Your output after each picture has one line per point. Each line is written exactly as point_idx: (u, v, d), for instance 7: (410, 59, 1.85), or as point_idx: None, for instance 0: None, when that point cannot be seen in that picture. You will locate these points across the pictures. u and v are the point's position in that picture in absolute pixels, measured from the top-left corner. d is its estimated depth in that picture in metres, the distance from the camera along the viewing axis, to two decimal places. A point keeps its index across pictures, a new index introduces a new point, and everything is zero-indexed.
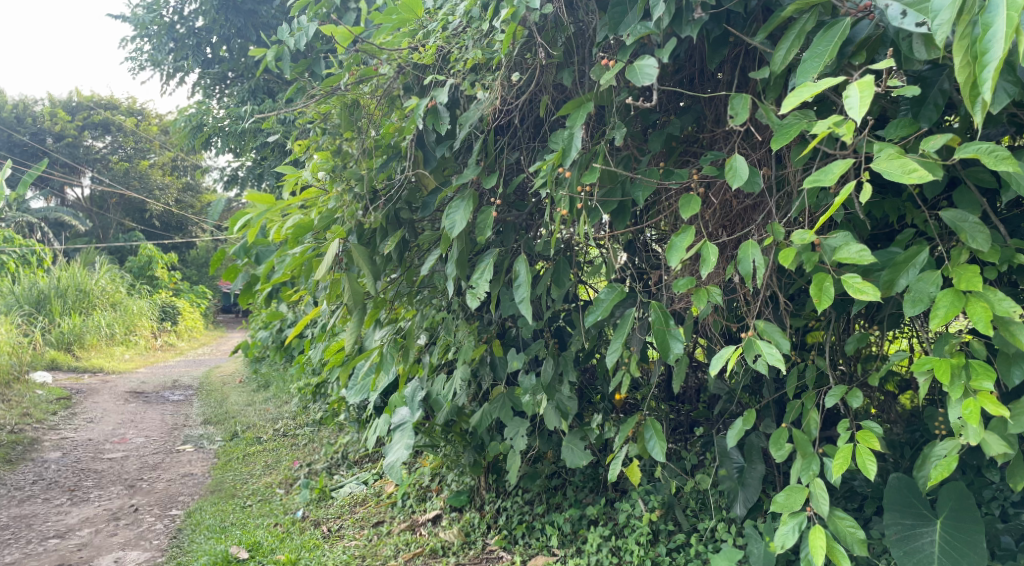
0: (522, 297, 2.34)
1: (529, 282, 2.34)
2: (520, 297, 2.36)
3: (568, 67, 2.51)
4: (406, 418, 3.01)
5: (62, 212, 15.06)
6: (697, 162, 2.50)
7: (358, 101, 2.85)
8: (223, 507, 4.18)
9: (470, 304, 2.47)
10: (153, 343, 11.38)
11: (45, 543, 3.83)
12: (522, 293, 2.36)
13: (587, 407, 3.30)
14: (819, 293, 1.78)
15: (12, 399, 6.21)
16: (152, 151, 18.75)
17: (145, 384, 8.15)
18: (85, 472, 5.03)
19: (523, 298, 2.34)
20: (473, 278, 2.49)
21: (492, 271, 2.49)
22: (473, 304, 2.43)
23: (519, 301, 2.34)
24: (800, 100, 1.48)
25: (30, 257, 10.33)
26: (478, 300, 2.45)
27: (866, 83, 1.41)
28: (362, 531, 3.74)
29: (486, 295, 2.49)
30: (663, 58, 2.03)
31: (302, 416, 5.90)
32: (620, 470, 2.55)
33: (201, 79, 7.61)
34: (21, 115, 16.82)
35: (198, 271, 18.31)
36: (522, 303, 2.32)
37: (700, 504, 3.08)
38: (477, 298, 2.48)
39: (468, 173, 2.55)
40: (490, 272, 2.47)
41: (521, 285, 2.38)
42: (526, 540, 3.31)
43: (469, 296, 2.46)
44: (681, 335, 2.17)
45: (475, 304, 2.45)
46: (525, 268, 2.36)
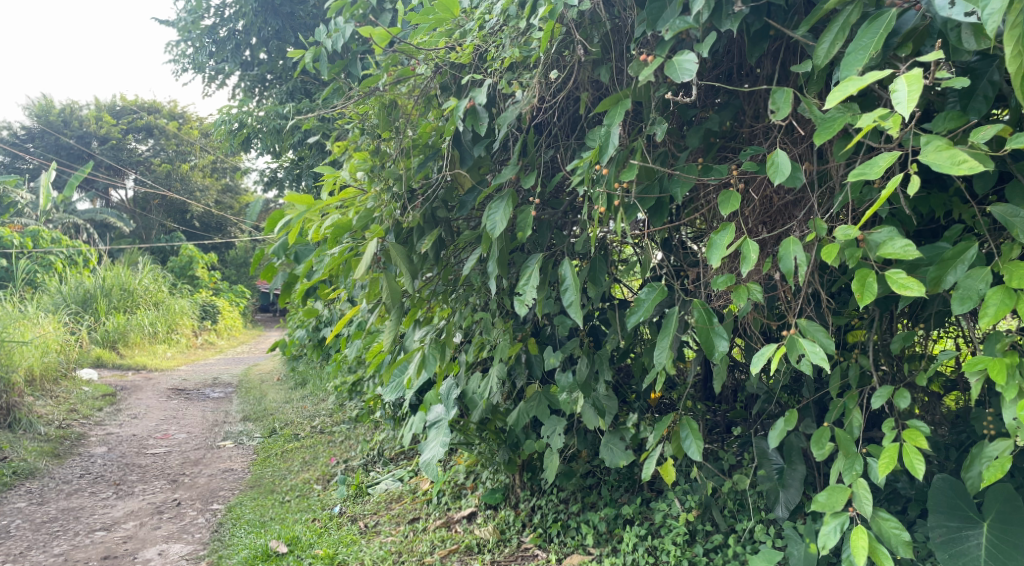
0: (571, 301, 2.32)
1: (577, 285, 2.32)
2: (568, 301, 2.35)
3: (606, 64, 2.50)
4: (441, 416, 2.99)
5: (107, 214, 15.44)
6: (736, 159, 2.48)
7: (395, 101, 2.88)
8: (263, 503, 4.25)
9: (517, 310, 2.45)
10: (193, 342, 11.63)
11: (92, 535, 3.94)
12: (570, 297, 2.35)
13: (623, 406, 3.29)
14: (862, 290, 1.74)
15: (60, 396, 6.41)
16: (192, 153, 19.13)
17: (186, 381, 8.34)
18: (130, 466, 5.16)
19: (571, 301, 2.33)
20: (520, 284, 2.47)
21: (538, 275, 2.48)
22: (522, 312, 2.42)
23: (568, 304, 2.32)
24: (845, 95, 1.46)
25: (76, 257, 10.64)
26: (526, 307, 2.44)
27: (914, 76, 1.38)
28: (398, 527, 3.77)
29: (533, 301, 2.47)
30: (703, 53, 2.01)
31: (339, 414, 5.98)
32: (654, 469, 2.51)
33: (241, 81, 7.75)
34: (69, 119, 17.90)
35: (237, 271, 18.64)
36: (571, 307, 2.30)
37: (737, 504, 3.05)
38: (525, 304, 2.47)
39: (506, 172, 2.56)
40: (536, 278, 2.45)
41: (568, 288, 2.36)
42: (561, 539, 3.30)
43: (516, 302, 2.44)
44: (726, 333, 2.14)
45: (524, 311, 2.44)
46: (571, 270, 2.34)
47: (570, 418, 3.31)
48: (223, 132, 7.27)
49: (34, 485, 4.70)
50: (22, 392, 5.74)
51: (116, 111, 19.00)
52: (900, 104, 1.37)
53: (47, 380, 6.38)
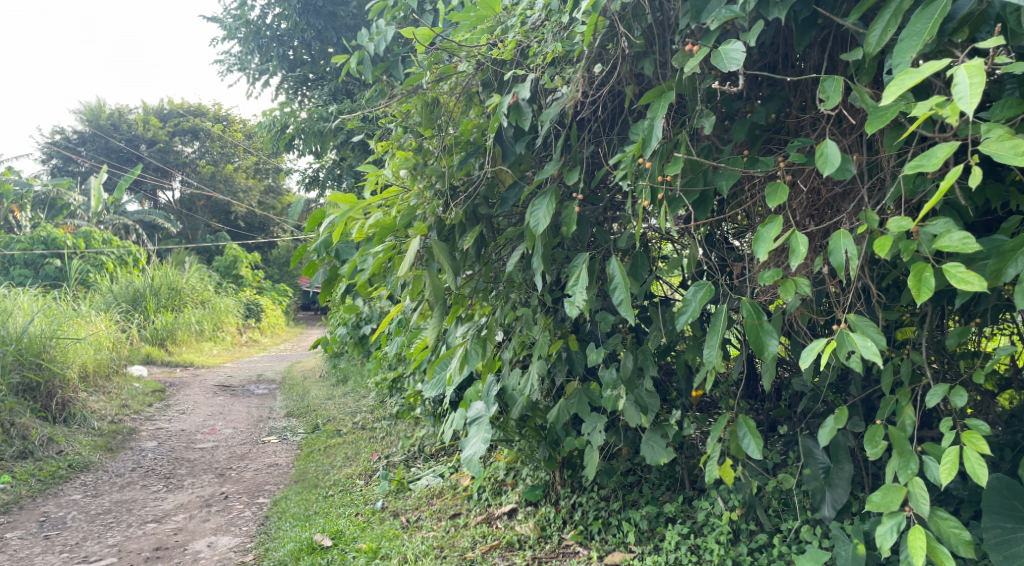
0: (621, 299, 2.32)
1: (626, 281, 2.31)
2: (617, 299, 2.34)
3: (649, 56, 2.49)
4: (481, 412, 3.04)
5: (156, 216, 15.85)
6: (783, 152, 2.44)
7: (437, 99, 2.91)
8: (307, 497, 4.33)
9: (568, 312, 2.45)
10: (237, 339, 11.91)
11: (144, 527, 4.05)
12: (619, 295, 2.34)
13: (664, 403, 3.27)
14: (918, 283, 1.70)
15: (112, 391, 6.62)
16: (236, 156, 19.54)
17: (231, 377, 8.53)
18: (179, 460, 5.30)
19: (621, 299, 2.32)
20: (568, 287, 2.46)
21: (585, 277, 2.47)
22: (572, 314, 2.41)
23: (618, 303, 2.32)
24: (900, 92, 1.42)
25: (126, 257, 10.96)
26: (577, 309, 2.43)
27: (974, 67, 1.35)
28: (439, 522, 3.80)
29: (582, 303, 2.46)
30: (750, 43, 1.99)
31: (380, 410, 6.05)
32: (715, 471, 2.56)
33: (285, 82, 7.91)
34: (118, 123, 18.46)
35: (280, 270, 19.00)
36: (622, 306, 2.30)
37: (782, 504, 3.00)
38: (574, 307, 2.46)
39: (549, 168, 2.56)
40: (584, 279, 2.45)
41: (617, 286, 2.35)
42: (603, 536, 3.29)
43: (566, 304, 2.44)
44: (776, 330, 2.13)
45: (574, 313, 2.43)
46: (620, 267, 2.34)
47: (612, 415, 3.29)
48: (267, 133, 7.42)
49: (88, 478, 4.86)
50: (77, 387, 5.93)
51: (163, 114, 19.51)
52: (961, 99, 1.33)
53: (100, 376, 6.58)
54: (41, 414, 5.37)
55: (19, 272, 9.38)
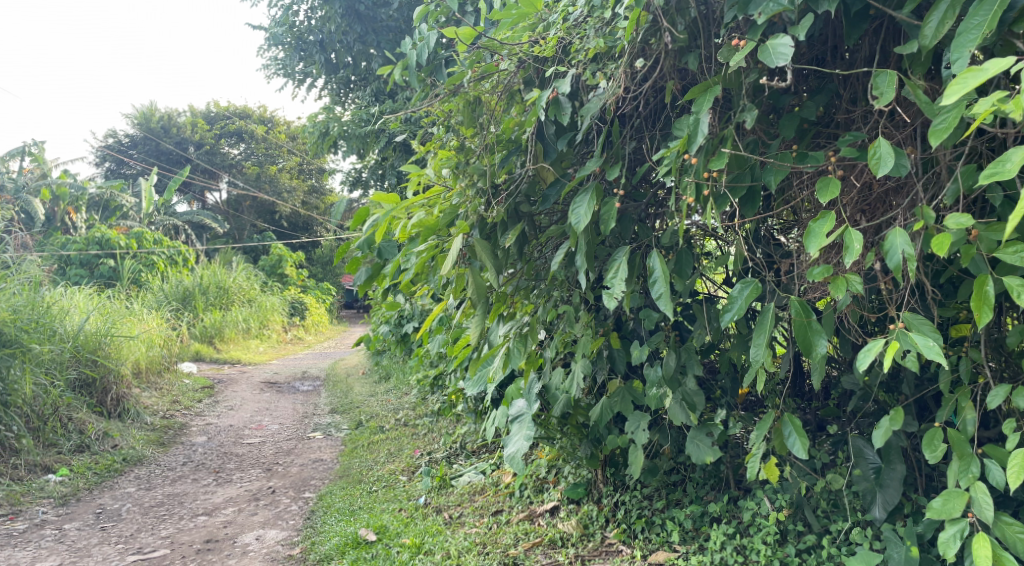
0: (660, 293, 2.30)
1: (666, 277, 2.29)
2: (657, 294, 2.32)
3: (694, 51, 2.46)
4: (523, 410, 3.05)
5: (204, 216, 16.23)
6: (832, 145, 2.39)
7: (479, 98, 2.94)
8: (352, 492, 4.39)
9: (607, 305, 2.41)
10: (283, 337, 12.15)
11: (196, 520, 4.16)
12: (658, 289, 2.32)
13: (709, 402, 3.23)
14: (980, 299, 1.68)
15: (164, 387, 6.83)
16: (280, 156, 19.92)
17: (278, 374, 8.71)
18: (228, 455, 5.43)
19: (661, 293, 2.30)
20: (608, 279, 2.45)
21: (625, 270, 2.45)
22: (610, 306, 2.37)
23: (657, 297, 2.30)
24: (965, 93, 1.35)
25: (176, 257, 11.28)
26: (616, 301, 2.40)
27: None
28: (482, 519, 3.82)
29: (621, 297, 2.43)
30: (799, 36, 1.96)
31: (422, 407, 6.11)
32: (760, 470, 2.52)
33: (329, 85, 8.04)
34: (168, 126, 19.00)
35: (323, 269, 19.30)
36: (661, 299, 2.27)
37: (831, 505, 2.93)
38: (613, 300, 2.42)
39: (591, 165, 2.55)
40: (623, 272, 2.44)
41: (657, 280, 2.33)
42: (646, 535, 3.26)
43: (605, 297, 2.41)
44: (826, 330, 2.09)
45: (612, 306, 2.40)
46: (660, 263, 2.31)
47: (655, 413, 3.26)
48: (311, 135, 7.57)
49: (142, 471, 5.01)
50: (130, 384, 6.13)
51: (210, 117, 20.01)
52: None
53: (152, 372, 6.78)
54: (97, 410, 5.56)
55: (75, 272, 9.71)
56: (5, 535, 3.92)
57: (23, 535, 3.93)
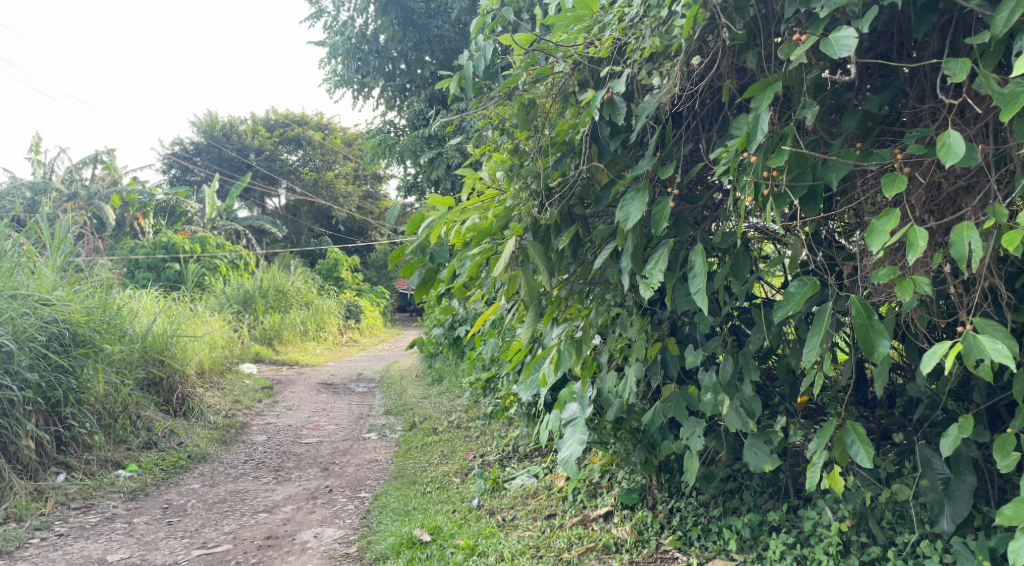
0: (698, 288, 2.27)
1: (705, 272, 2.26)
2: (695, 289, 2.29)
3: (753, 49, 2.42)
4: (576, 414, 3.04)
5: (264, 221, 16.69)
6: (898, 144, 2.32)
7: (534, 101, 2.96)
8: (406, 493, 4.44)
9: (642, 294, 2.44)
10: (339, 339, 12.40)
11: (256, 516, 4.28)
12: (697, 284, 2.29)
13: (767, 409, 3.16)
14: None
15: (226, 387, 7.04)
16: (337, 163, 20.36)
17: (334, 376, 8.89)
18: (287, 454, 5.57)
19: (698, 288, 2.27)
20: (647, 269, 2.44)
21: (664, 261, 2.44)
22: (646, 294, 2.40)
23: (695, 292, 2.27)
24: None
25: (237, 261, 11.64)
26: (652, 291, 2.41)
27: None
28: (535, 522, 3.81)
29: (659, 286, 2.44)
30: (863, 29, 1.93)
31: (474, 410, 6.16)
32: (817, 477, 2.44)
33: (384, 93, 8.17)
34: (229, 134, 19.63)
35: (377, 272, 19.63)
36: (698, 294, 2.25)
37: (897, 516, 2.83)
38: (650, 289, 2.44)
39: (644, 165, 2.54)
40: (662, 262, 2.42)
41: (696, 276, 2.30)
42: (702, 543, 3.21)
43: (642, 287, 2.43)
44: (887, 330, 2.03)
45: (648, 295, 2.42)
46: (700, 259, 2.29)
47: (711, 419, 3.21)
48: (367, 142, 7.74)
49: (206, 468, 5.18)
50: (194, 383, 6.34)
51: (269, 125, 20.57)
52: None
53: (215, 372, 7.02)
54: (164, 408, 5.79)
55: (143, 275, 10.08)
56: (79, 527, 4.09)
57: (95, 528, 4.09)
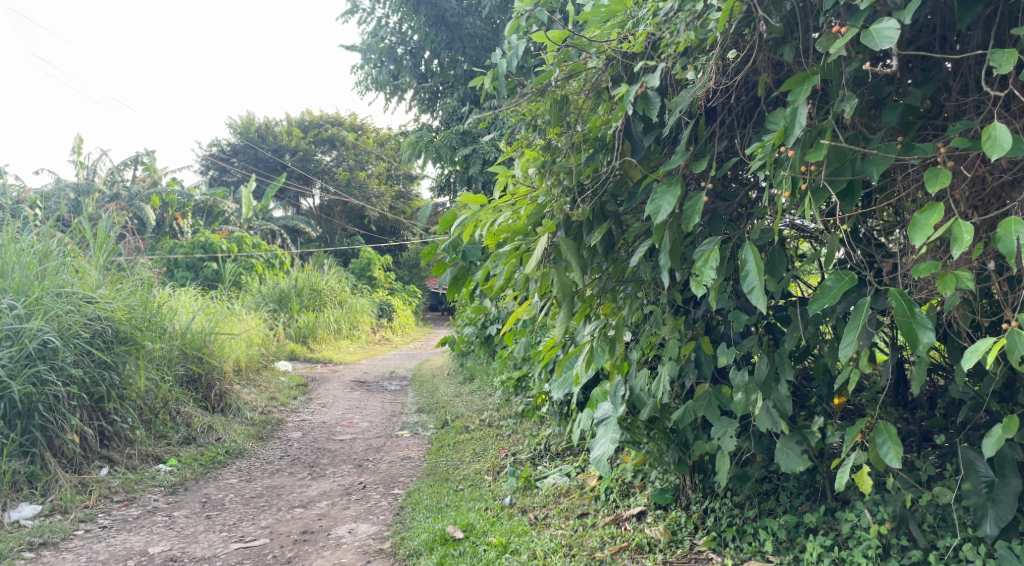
0: (753, 286, 2.24)
1: (760, 268, 2.23)
2: (749, 287, 2.27)
3: (790, 43, 2.40)
4: (609, 413, 3.09)
5: (299, 221, 16.93)
6: (940, 138, 2.28)
7: (567, 97, 2.94)
8: (438, 490, 4.47)
9: (694, 292, 2.41)
10: (372, 337, 12.53)
11: (292, 511, 4.35)
12: (750, 282, 2.27)
13: (804, 409, 3.11)
14: None
15: (263, 384, 7.17)
16: (369, 162, 20.57)
17: (367, 374, 8.98)
18: (322, 450, 5.64)
19: (753, 287, 2.24)
20: (697, 267, 2.42)
21: (714, 258, 2.42)
22: (700, 292, 2.37)
23: (750, 291, 2.24)
24: None
25: (273, 261, 11.84)
26: (704, 288, 2.38)
27: None
28: (567, 521, 3.81)
29: (710, 283, 2.41)
30: (905, 20, 1.90)
31: (505, 408, 6.18)
32: (849, 478, 2.39)
33: (417, 93, 8.26)
34: (265, 135, 19.94)
35: (409, 272, 19.78)
36: (755, 293, 2.22)
37: (939, 520, 2.76)
38: (701, 286, 2.42)
39: (677, 160, 2.53)
40: (715, 260, 2.39)
41: (749, 274, 2.28)
42: (737, 544, 3.17)
43: (694, 285, 2.40)
44: (930, 323, 1.99)
45: (701, 292, 2.39)
46: (753, 255, 2.26)
47: (745, 419, 3.18)
48: (400, 141, 7.82)
49: (243, 464, 5.28)
50: (232, 380, 6.46)
51: (303, 126, 20.85)
52: None
53: (251, 370, 7.16)
54: (203, 404, 5.92)
55: (182, 274, 10.31)
56: (121, 519, 4.19)
57: (137, 520, 4.20)
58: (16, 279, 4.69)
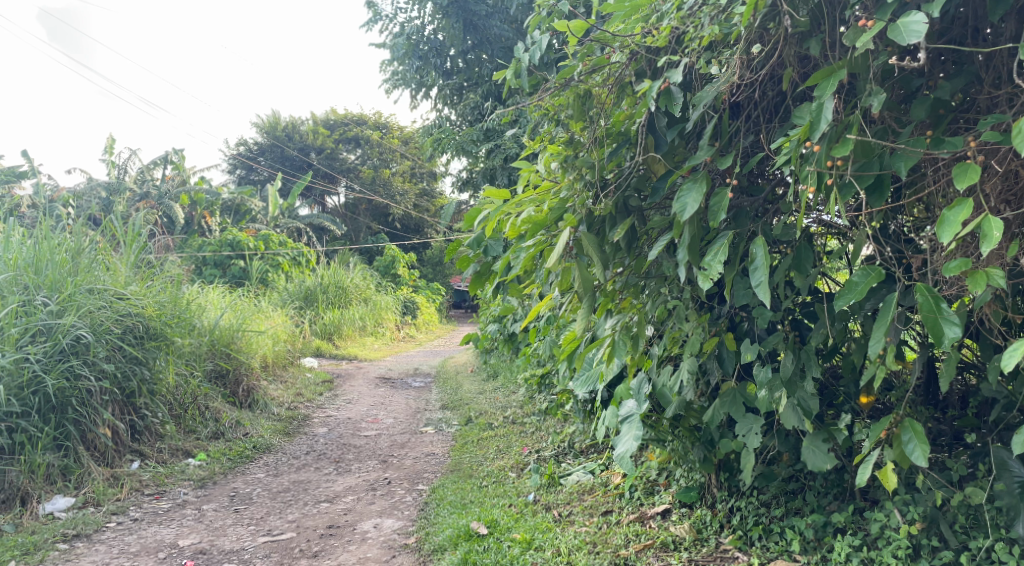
0: (759, 281, 2.23)
1: (767, 264, 2.22)
2: (757, 281, 2.25)
3: (818, 36, 2.37)
4: (633, 410, 3.02)
5: (325, 220, 17.08)
6: (971, 131, 2.24)
7: (589, 92, 2.93)
8: (463, 486, 4.49)
9: (700, 285, 2.40)
10: (396, 334, 12.62)
11: (319, 506, 4.40)
12: (758, 277, 2.25)
13: (831, 407, 3.07)
14: None
15: (289, 380, 7.26)
16: (394, 161, 20.69)
17: (392, 370, 9.05)
18: (347, 446, 5.70)
19: (760, 282, 2.23)
20: (705, 260, 2.42)
21: (725, 253, 2.41)
22: (705, 285, 2.37)
23: (756, 285, 2.23)
24: None
25: (299, 259, 11.97)
26: (710, 282, 2.38)
27: None
28: (591, 518, 3.80)
29: (718, 278, 2.41)
30: (933, 13, 1.87)
31: (529, 405, 6.18)
32: (871, 474, 2.36)
33: (442, 91, 8.30)
34: (291, 134, 20.13)
35: (433, 270, 19.87)
36: (760, 287, 2.20)
37: (971, 520, 2.71)
38: (708, 280, 2.41)
39: (701, 156, 2.51)
40: (724, 254, 2.38)
41: (757, 269, 2.27)
42: (764, 543, 3.15)
43: (700, 278, 2.39)
44: (957, 319, 1.95)
45: (706, 286, 2.39)
46: (763, 251, 2.25)
47: (770, 417, 3.15)
48: (426, 140, 7.87)
49: (270, 458, 5.35)
50: (259, 376, 6.55)
51: (329, 126, 21.03)
52: None
53: (278, 366, 7.25)
54: (231, 400, 6.01)
55: (210, 272, 10.47)
56: (152, 512, 4.27)
57: (167, 513, 4.27)
58: (50, 275, 4.79)
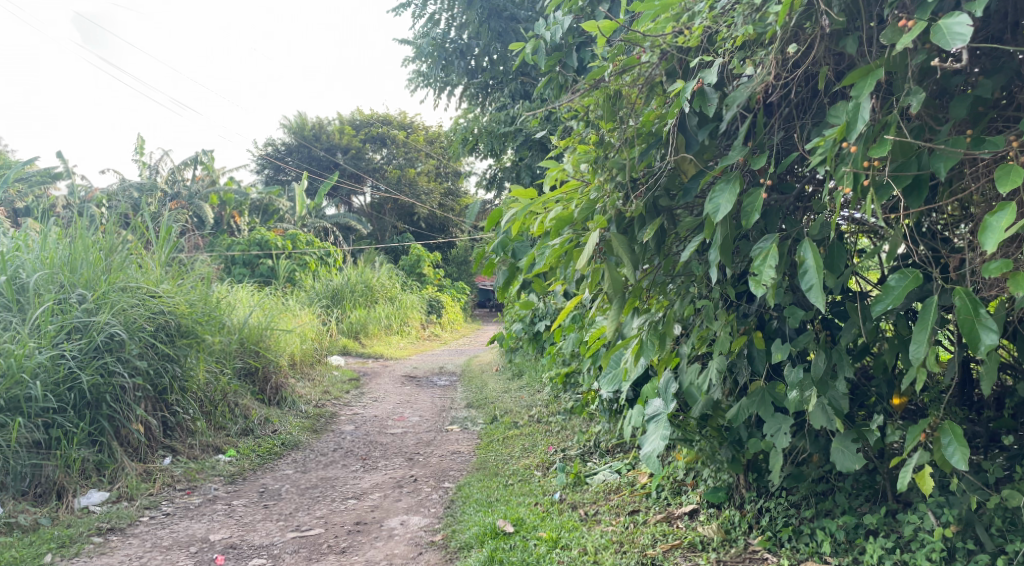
0: (811, 284, 2.20)
1: (819, 265, 2.19)
2: (807, 284, 2.22)
3: (853, 34, 2.34)
4: (660, 410, 3.02)
5: (351, 219, 17.18)
6: (1012, 130, 2.21)
7: (620, 91, 2.86)
8: (489, 484, 4.50)
9: (752, 290, 2.37)
10: (421, 333, 12.67)
11: (346, 502, 4.44)
12: (809, 279, 2.22)
13: (863, 408, 3.03)
14: None
15: (317, 378, 7.33)
16: (419, 160, 20.79)
17: (417, 369, 9.09)
18: (374, 443, 5.74)
19: (812, 284, 2.20)
20: (755, 266, 2.39)
21: (767, 254, 2.38)
22: (758, 291, 2.34)
23: (808, 288, 2.20)
24: None
25: (326, 258, 12.09)
26: (762, 287, 2.35)
27: None
28: (618, 518, 3.79)
29: (768, 283, 2.37)
30: (976, 14, 1.84)
31: (555, 404, 6.18)
32: (910, 478, 2.33)
33: (467, 89, 8.32)
34: (317, 134, 20.32)
35: (457, 269, 19.92)
36: (812, 290, 2.18)
37: (1008, 523, 2.66)
38: (760, 285, 2.37)
39: (734, 156, 2.49)
40: (771, 259, 2.35)
41: (807, 270, 2.24)
42: (794, 544, 3.11)
43: (751, 283, 2.36)
44: (995, 325, 1.91)
45: (759, 291, 2.35)
46: (812, 251, 2.22)
47: (801, 418, 3.11)
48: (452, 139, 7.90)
49: (298, 455, 5.42)
50: (287, 374, 6.63)
51: (354, 126, 21.19)
52: None
53: (306, 364, 7.32)
54: (259, 397, 6.10)
55: (239, 271, 10.61)
56: (184, 507, 4.34)
57: (199, 508, 4.35)
58: (85, 274, 4.89)
